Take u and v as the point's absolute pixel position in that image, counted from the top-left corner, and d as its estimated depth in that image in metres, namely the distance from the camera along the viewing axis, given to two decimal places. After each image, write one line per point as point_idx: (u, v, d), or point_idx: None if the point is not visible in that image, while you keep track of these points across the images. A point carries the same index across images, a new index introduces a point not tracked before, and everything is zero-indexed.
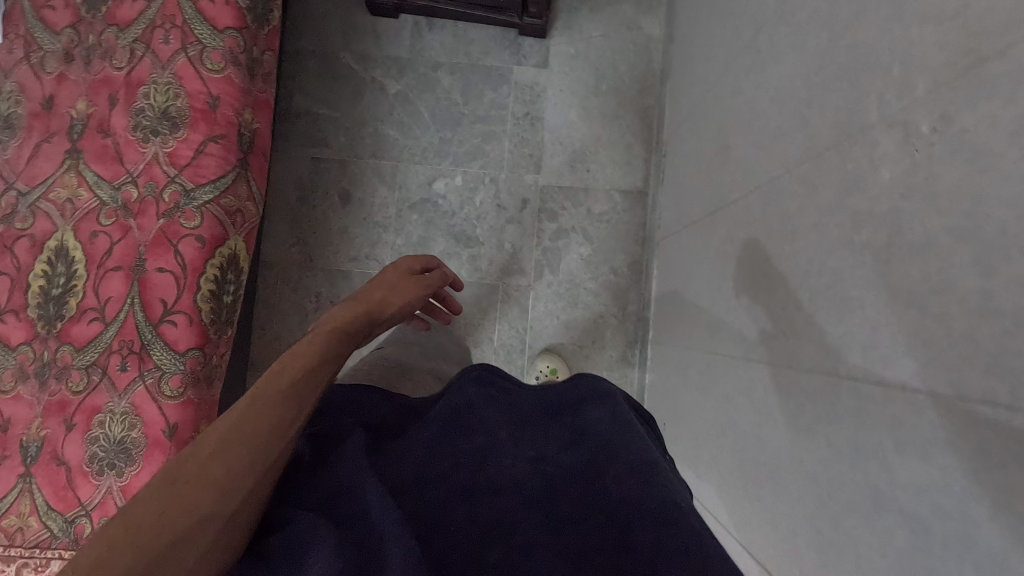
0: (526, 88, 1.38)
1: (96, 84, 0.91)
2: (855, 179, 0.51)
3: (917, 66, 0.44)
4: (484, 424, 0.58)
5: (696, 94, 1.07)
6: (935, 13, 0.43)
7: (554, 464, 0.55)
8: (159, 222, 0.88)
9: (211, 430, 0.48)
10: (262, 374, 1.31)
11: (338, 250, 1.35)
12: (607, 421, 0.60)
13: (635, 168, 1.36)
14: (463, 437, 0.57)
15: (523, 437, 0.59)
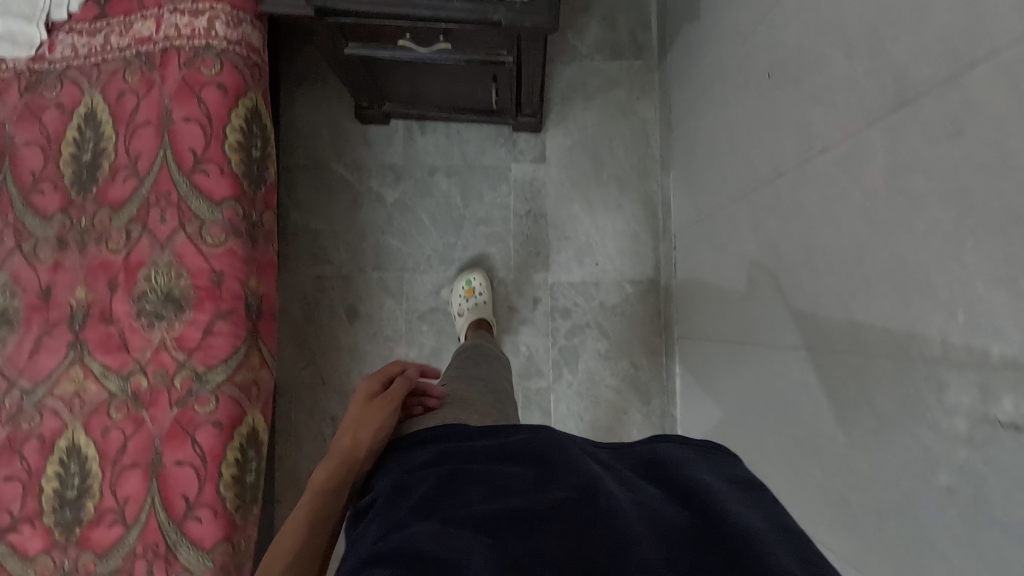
0: (526, 185, 1.36)
1: (93, 269, 0.87)
2: (921, 409, 0.50)
3: (986, 326, 0.43)
4: (582, 466, 0.56)
5: (705, 201, 1.06)
6: (1002, 280, 0.41)
7: (656, 505, 0.52)
8: (174, 408, 0.84)
9: None
10: (287, 506, 1.28)
11: (351, 368, 1.32)
12: (708, 472, 0.57)
13: (644, 255, 1.35)
14: (562, 480, 0.55)
15: (621, 477, 0.57)
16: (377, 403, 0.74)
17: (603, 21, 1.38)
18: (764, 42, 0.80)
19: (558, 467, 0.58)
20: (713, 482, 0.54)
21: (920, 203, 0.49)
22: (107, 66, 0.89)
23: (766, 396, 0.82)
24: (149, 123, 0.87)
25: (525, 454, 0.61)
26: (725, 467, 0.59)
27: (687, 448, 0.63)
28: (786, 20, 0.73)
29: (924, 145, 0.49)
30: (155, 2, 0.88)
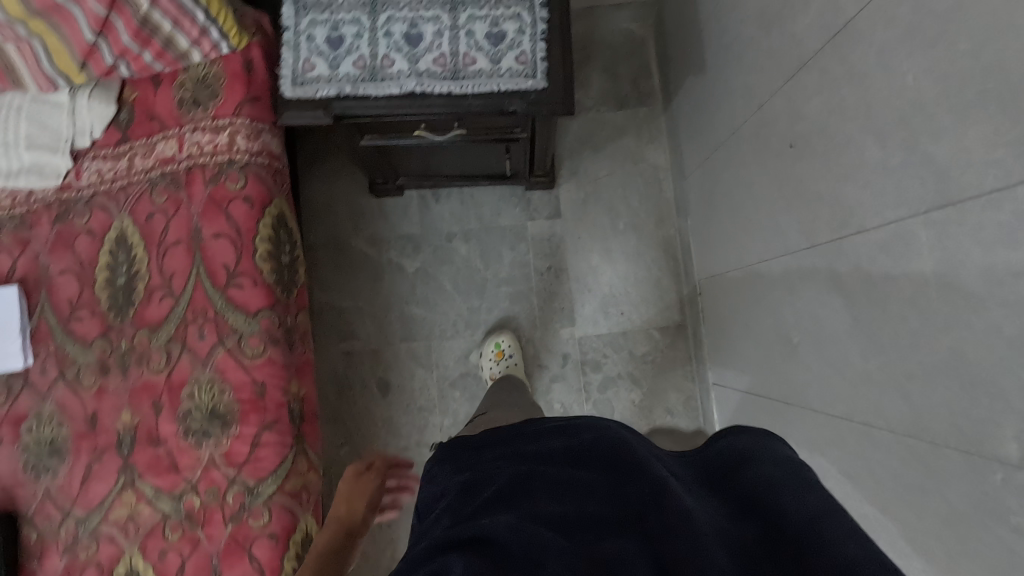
0: (544, 241, 1.37)
1: (137, 391, 0.88)
2: (1004, 509, 0.50)
3: None
4: (647, 467, 0.58)
5: (730, 253, 1.07)
6: None
7: (719, 513, 0.54)
8: (229, 524, 0.84)
9: None
10: None
11: (387, 442, 1.32)
12: (770, 462, 0.58)
13: (669, 301, 1.35)
14: (628, 483, 0.57)
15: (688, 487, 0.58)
16: (368, 482, 0.99)
17: (604, 74, 1.40)
18: (781, 112, 0.81)
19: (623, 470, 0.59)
20: (774, 476, 0.56)
21: (979, 305, 0.49)
22: (134, 190, 0.91)
23: (821, 463, 0.81)
24: (180, 242, 0.89)
25: (586, 450, 0.62)
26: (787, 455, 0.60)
27: (748, 436, 0.63)
28: (804, 96, 0.74)
29: (976, 248, 0.49)
30: (176, 124, 0.90)
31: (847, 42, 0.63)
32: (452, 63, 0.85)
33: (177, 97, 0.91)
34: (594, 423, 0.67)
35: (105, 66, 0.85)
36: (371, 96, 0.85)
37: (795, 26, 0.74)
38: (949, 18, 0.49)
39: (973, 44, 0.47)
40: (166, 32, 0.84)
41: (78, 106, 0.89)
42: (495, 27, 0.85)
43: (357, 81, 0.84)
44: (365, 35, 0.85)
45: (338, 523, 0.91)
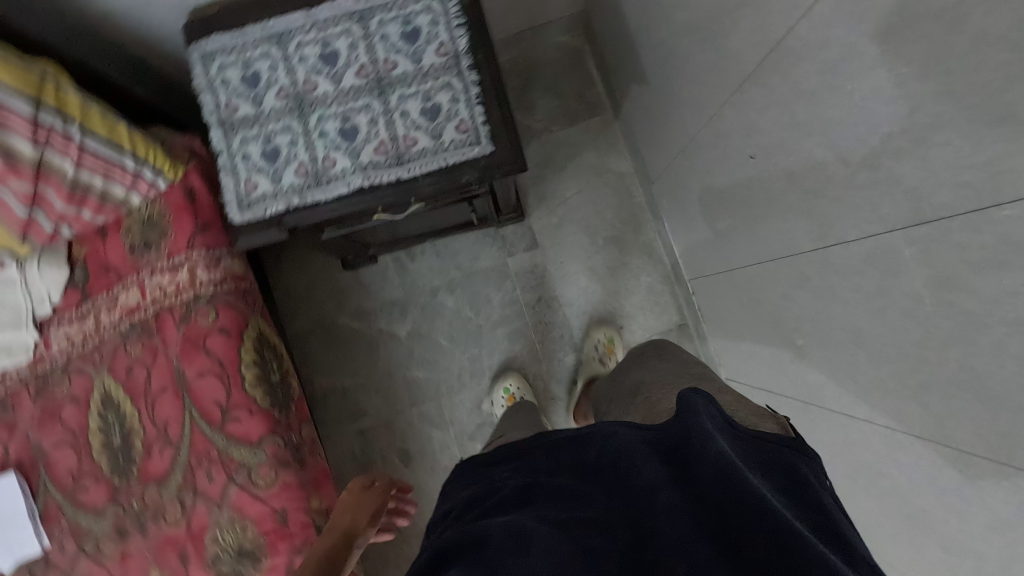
0: (528, 273, 1.35)
1: (161, 548, 0.86)
2: None
3: None
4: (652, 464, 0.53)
5: (713, 256, 1.05)
6: None
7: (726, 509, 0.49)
8: None
9: None
10: None
11: (421, 510, 1.30)
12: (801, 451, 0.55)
13: (665, 304, 1.33)
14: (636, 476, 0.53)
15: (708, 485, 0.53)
16: (363, 503, 0.88)
17: (548, 93, 1.38)
18: (735, 124, 0.79)
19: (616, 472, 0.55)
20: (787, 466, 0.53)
21: (980, 323, 0.48)
22: (108, 348, 0.89)
23: (851, 461, 0.80)
24: (166, 390, 0.87)
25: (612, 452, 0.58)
26: (794, 461, 0.57)
27: (764, 441, 0.58)
28: (755, 110, 0.72)
29: (965, 268, 0.48)
30: (133, 271, 0.88)
31: (787, 59, 0.61)
32: (395, 148, 0.83)
33: (127, 245, 0.88)
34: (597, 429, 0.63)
35: (47, 233, 0.83)
36: (321, 200, 0.83)
37: (729, 41, 0.72)
38: (889, 41, 0.47)
39: (916, 68, 0.45)
40: (99, 187, 0.81)
41: (30, 278, 0.86)
42: (428, 102, 0.83)
43: (304, 190, 0.82)
44: (300, 141, 0.83)
45: (335, 539, 0.79)
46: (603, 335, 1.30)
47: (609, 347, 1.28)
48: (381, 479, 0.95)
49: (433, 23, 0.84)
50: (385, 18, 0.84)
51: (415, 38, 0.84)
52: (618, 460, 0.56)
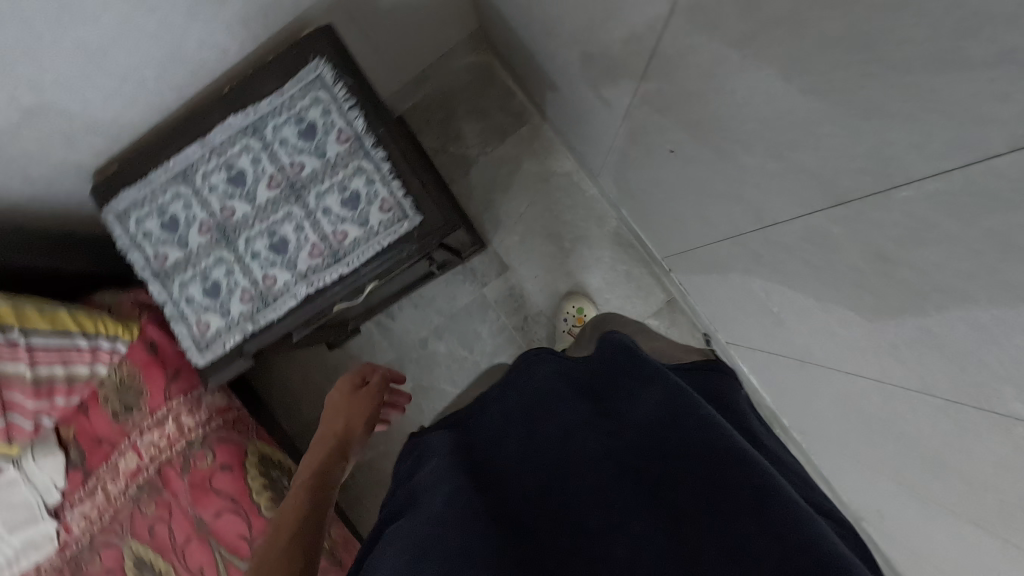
0: (507, 297, 1.35)
1: None
2: None
3: None
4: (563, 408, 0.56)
5: (673, 237, 1.04)
6: None
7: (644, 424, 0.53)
8: None
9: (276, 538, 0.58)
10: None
11: None
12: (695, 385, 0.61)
13: (648, 285, 1.32)
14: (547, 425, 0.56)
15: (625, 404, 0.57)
16: (352, 403, 0.86)
17: (472, 116, 1.36)
18: (647, 122, 0.77)
19: (537, 420, 0.57)
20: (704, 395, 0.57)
21: (921, 290, 0.47)
22: (122, 516, 0.90)
23: (859, 410, 0.80)
24: (191, 539, 0.88)
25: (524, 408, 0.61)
26: (713, 394, 0.61)
27: (691, 377, 0.63)
28: (658, 110, 0.71)
29: (889, 242, 0.47)
30: (122, 436, 0.89)
31: (667, 63, 0.60)
32: (328, 247, 0.83)
33: (109, 414, 0.89)
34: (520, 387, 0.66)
35: (28, 428, 0.84)
36: (274, 318, 0.83)
37: (611, 49, 0.71)
38: (747, 46, 0.45)
39: (778, 68, 0.44)
40: (59, 374, 0.82)
41: (30, 472, 0.87)
42: (346, 192, 0.82)
43: (253, 315, 0.83)
44: (235, 267, 0.83)
45: (330, 445, 0.79)
46: (575, 305, 1.29)
47: (580, 318, 1.27)
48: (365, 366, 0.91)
49: (325, 113, 0.82)
50: (278, 123, 0.83)
51: (313, 133, 0.83)
52: (537, 409, 0.59)
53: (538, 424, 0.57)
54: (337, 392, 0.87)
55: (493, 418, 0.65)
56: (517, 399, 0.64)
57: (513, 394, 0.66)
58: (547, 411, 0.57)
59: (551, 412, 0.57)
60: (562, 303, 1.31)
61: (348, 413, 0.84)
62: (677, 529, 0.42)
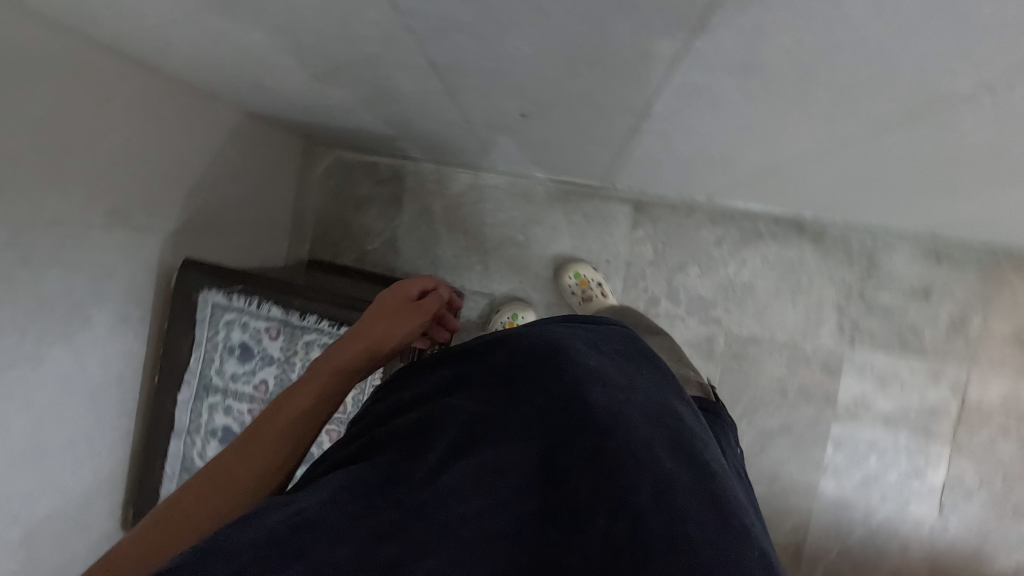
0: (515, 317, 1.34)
1: None
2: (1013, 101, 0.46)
3: (994, 57, 0.39)
4: (585, 368, 0.53)
5: (590, 165, 1.02)
6: (963, 40, 0.37)
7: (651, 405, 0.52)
8: None
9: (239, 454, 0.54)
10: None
11: None
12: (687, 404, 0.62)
13: (608, 208, 1.30)
14: (558, 377, 0.52)
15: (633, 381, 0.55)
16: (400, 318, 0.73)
17: (363, 209, 1.36)
18: (483, 113, 0.75)
19: (546, 372, 0.53)
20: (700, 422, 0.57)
21: (803, 68, 0.45)
22: None
23: (850, 168, 0.78)
24: None
25: (532, 354, 0.56)
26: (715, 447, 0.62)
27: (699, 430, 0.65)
28: (480, 100, 0.69)
29: (744, 56, 0.44)
30: None
31: (451, 68, 0.59)
32: None
33: None
34: (524, 333, 0.61)
35: None
36: None
37: (402, 86, 0.69)
38: (489, 17, 0.44)
39: (529, 12, 0.42)
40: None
41: None
42: None
43: None
44: None
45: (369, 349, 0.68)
46: (571, 272, 1.27)
47: (584, 280, 1.26)
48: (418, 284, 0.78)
49: (245, 327, 0.84)
50: (216, 367, 0.84)
51: (249, 350, 0.84)
52: (554, 360, 0.55)
53: (548, 370, 0.53)
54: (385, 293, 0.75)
55: (494, 346, 0.60)
56: (528, 348, 0.57)
57: (516, 341, 0.60)
58: (564, 361, 0.54)
59: (565, 364, 0.54)
60: (560, 278, 1.29)
61: (392, 316, 0.72)
62: (666, 509, 0.41)
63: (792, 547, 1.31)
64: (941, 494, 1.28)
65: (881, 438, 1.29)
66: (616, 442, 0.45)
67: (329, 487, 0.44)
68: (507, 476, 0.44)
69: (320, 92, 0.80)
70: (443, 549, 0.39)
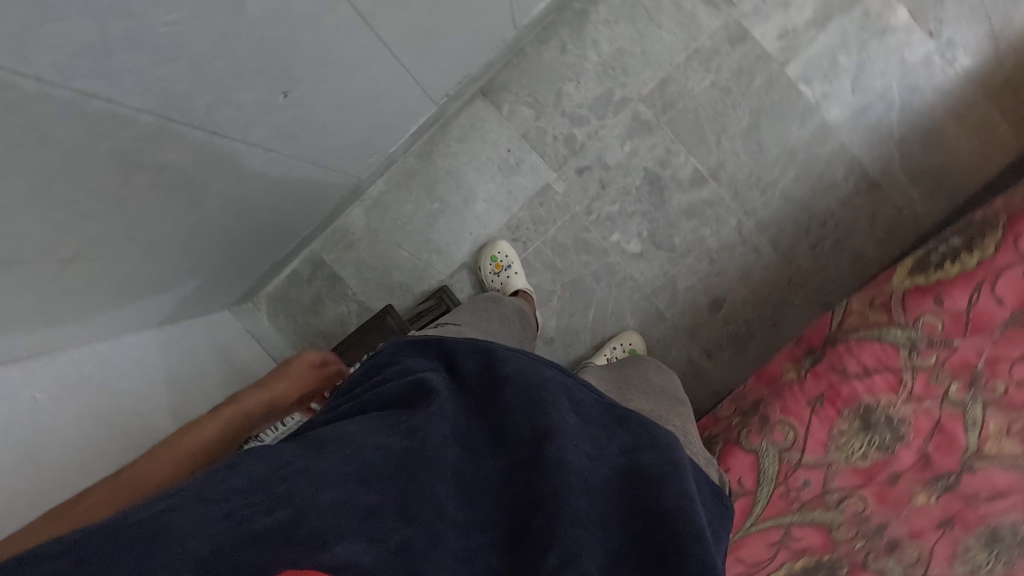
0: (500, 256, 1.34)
1: (897, 499, 0.83)
2: None
3: None
4: (558, 409, 0.56)
5: (401, 91, 1.03)
6: None
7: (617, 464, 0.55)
8: (956, 338, 0.82)
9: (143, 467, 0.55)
10: (913, 214, 1.25)
11: (760, 264, 1.29)
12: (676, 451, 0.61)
13: (469, 118, 1.31)
14: (534, 414, 0.55)
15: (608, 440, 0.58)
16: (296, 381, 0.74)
17: (319, 308, 1.37)
18: (261, 125, 0.77)
19: (528, 406, 0.56)
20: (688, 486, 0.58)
21: None
22: None
23: None
24: (743, 551, 0.86)
25: (514, 384, 0.59)
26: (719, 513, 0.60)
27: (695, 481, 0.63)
28: (239, 114, 0.71)
29: None
30: None
31: (174, 104, 0.61)
32: None
33: None
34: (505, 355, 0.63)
35: None
36: None
37: (185, 169, 0.72)
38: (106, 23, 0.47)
39: None
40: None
41: None
42: None
43: None
44: None
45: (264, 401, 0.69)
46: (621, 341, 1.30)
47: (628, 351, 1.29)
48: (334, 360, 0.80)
49: None
50: None
51: None
52: (531, 395, 0.57)
53: (527, 406, 0.56)
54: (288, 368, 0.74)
55: (489, 368, 0.62)
56: (507, 374, 0.60)
57: (502, 364, 0.62)
58: (545, 404, 0.56)
59: (552, 405, 0.56)
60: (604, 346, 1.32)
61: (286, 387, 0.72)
62: None
63: (863, 182, 1.26)
64: (916, 24, 1.22)
65: (830, 39, 1.24)
66: (572, 498, 0.49)
67: (314, 471, 0.45)
68: (470, 503, 0.50)
69: (157, 243, 0.83)
70: (410, 526, 0.45)
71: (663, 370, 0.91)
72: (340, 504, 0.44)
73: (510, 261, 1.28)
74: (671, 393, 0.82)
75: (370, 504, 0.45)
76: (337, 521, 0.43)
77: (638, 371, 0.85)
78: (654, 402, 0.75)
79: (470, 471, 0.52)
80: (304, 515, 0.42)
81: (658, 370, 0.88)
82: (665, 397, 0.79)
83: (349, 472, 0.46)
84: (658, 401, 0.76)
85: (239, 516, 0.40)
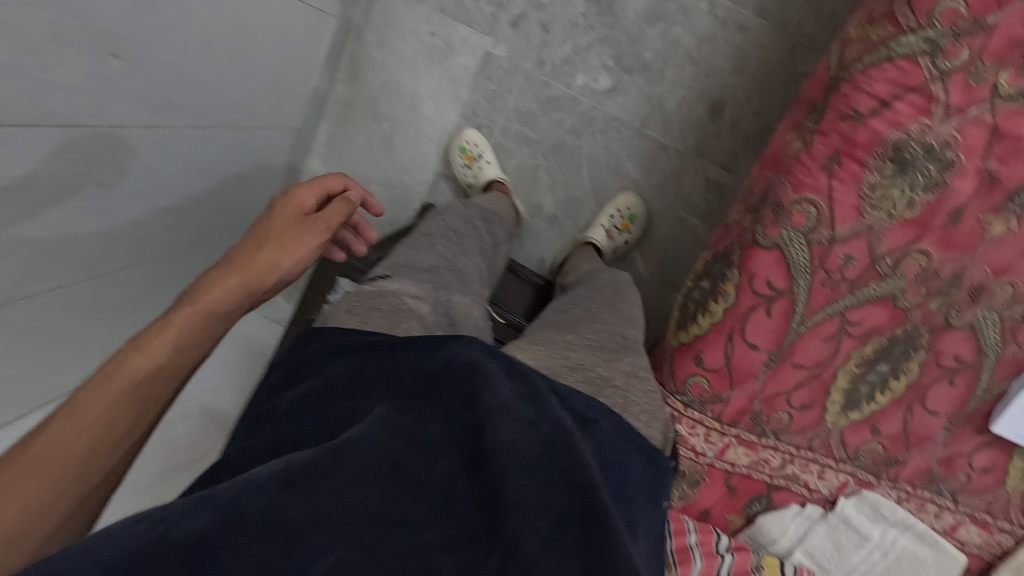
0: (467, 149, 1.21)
1: (962, 234, 0.69)
2: None
3: None
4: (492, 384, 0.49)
5: (270, 10, 0.92)
6: None
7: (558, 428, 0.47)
8: (986, 13, 0.63)
9: (111, 387, 0.49)
10: None
11: (751, 41, 1.09)
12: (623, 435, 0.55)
13: (380, 16, 1.18)
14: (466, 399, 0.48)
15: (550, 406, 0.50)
16: (295, 220, 0.68)
17: None
18: (116, 101, 0.70)
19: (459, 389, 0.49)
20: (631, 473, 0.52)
21: None
22: (808, 436, 0.81)
23: None
24: (795, 353, 0.76)
25: (441, 367, 0.52)
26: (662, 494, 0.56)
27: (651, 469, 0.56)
28: (77, 98, 0.64)
29: None
30: (721, 445, 0.82)
31: None
32: None
33: (688, 500, 0.87)
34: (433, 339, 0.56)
35: (739, 551, 0.82)
36: None
37: (63, 177, 0.69)
38: None
39: None
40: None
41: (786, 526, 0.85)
42: None
43: None
44: None
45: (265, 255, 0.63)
46: (609, 211, 1.19)
47: (623, 223, 1.19)
48: (333, 185, 0.73)
49: None
50: None
51: None
52: (460, 374, 0.50)
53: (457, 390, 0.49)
54: (283, 213, 0.67)
55: (415, 354, 0.55)
56: (431, 361, 0.53)
57: (426, 351, 0.55)
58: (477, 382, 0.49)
59: (484, 382, 0.49)
60: (595, 222, 1.21)
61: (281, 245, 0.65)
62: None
63: None
64: None
65: None
66: (515, 480, 0.42)
67: (229, 486, 0.38)
68: (412, 501, 0.41)
69: (99, 262, 0.82)
70: (339, 548, 0.37)
71: (625, 292, 0.88)
72: (266, 521, 0.37)
73: (481, 149, 1.19)
74: (632, 321, 0.79)
75: (292, 527, 0.37)
76: (253, 556, 0.35)
77: (595, 300, 0.82)
78: (603, 338, 0.70)
79: (409, 460, 0.43)
80: (229, 531, 0.36)
81: (618, 295, 0.85)
82: (619, 326, 0.74)
83: (272, 479, 0.39)
84: (608, 334, 0.71)
85: (155, 525, 0.35)
